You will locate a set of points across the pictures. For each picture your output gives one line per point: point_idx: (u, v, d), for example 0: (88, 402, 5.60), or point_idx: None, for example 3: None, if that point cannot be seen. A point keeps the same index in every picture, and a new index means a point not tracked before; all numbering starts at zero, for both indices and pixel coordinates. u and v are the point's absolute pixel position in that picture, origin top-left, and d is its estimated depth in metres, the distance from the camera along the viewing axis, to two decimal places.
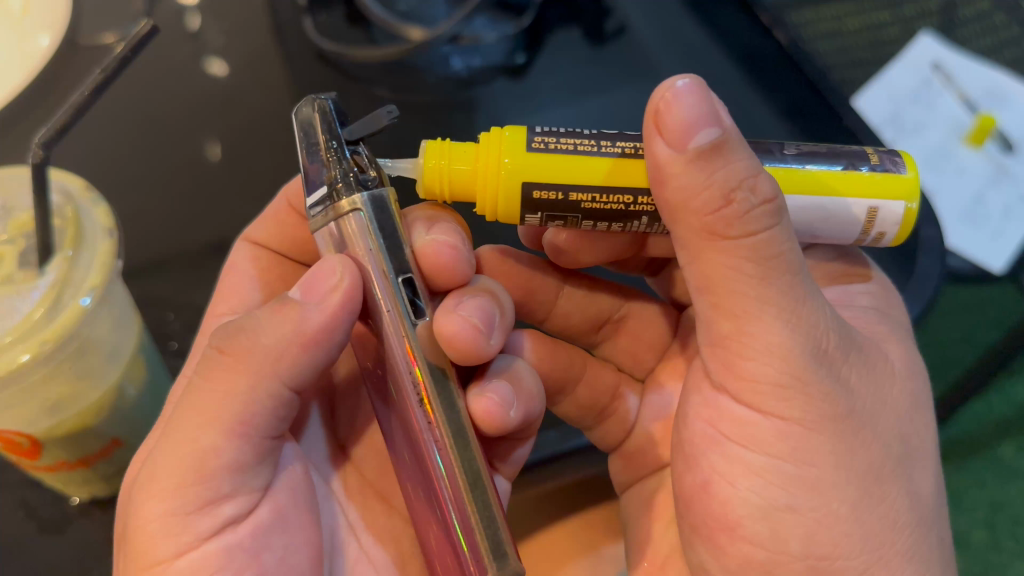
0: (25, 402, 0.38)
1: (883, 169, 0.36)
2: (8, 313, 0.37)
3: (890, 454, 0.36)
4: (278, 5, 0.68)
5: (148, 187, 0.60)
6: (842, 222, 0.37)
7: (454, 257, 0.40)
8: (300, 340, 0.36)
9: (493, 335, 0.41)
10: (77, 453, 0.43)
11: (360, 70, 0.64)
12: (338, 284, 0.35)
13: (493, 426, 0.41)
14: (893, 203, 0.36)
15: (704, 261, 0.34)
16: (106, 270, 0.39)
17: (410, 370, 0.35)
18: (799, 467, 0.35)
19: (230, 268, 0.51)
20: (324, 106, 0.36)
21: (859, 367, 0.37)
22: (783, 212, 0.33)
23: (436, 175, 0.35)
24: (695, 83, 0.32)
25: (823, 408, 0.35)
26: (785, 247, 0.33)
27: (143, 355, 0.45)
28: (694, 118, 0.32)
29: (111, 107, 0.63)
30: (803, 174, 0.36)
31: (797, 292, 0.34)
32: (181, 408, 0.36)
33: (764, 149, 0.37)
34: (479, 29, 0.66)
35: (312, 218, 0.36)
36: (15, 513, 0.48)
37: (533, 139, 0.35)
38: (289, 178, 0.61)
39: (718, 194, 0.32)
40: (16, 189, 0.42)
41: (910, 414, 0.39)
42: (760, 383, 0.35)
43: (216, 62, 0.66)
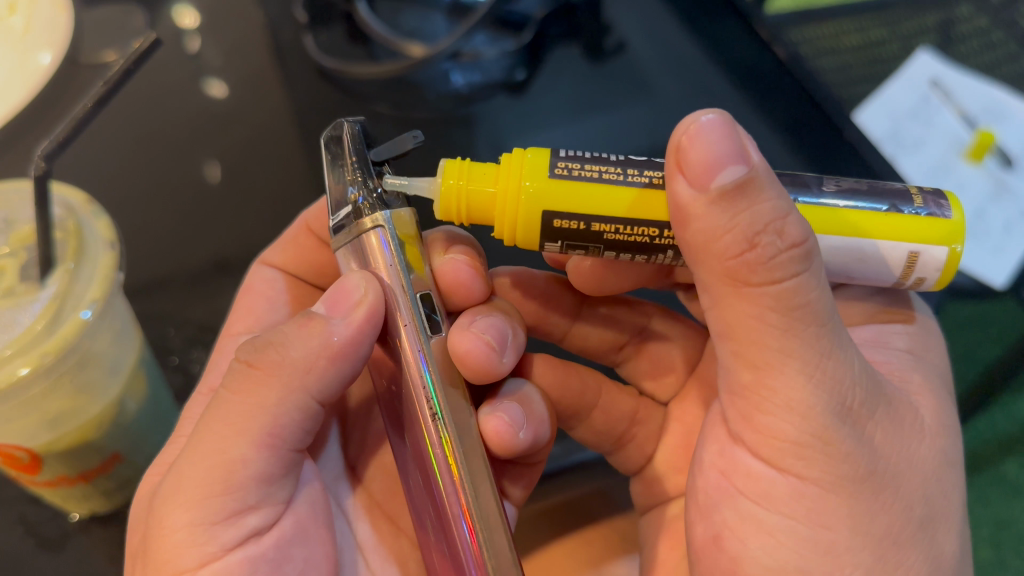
0: (25, 415, 0.38)
1: (929, 213, 0.34)
2: (8, 325, 0.36)
3: (911, 518, 0.35)
4: (279, 25, 0.69)
5: (148, 204, 0.60)
6: (880, 263, 0.35)
7: (473, 275, 0.41)
8: (327, 353, 0.36)
9: (507, 353, 0.41)
10: (76, 468, 0.42)
11: (361, 86, 0.65)
12: (363, 299, 0.35)
13: (502, 447, 0.40)
14: (937, 249, 0.35)
15: (727, 308, 0.33)
16: (106, 283, 0.39)
17: (424, 392, 0.34)
18: (814, 530, 0.34)
19: (247, 288, 0.50)
20: (353, 131, 0.37)
21: (887, 425, 0.35)
22: (812, 257, 0.31)
23: (454, 195, 0.34)
24: (718, 120, 0.31)
25: (846, 470, 0.33)
26: (814, 295, 0.32)
27: (144, 369, 0.45)
28: (719, 155, 0.31)
29: (113, 123, 0.63)
30: (839, 212, 0.34)
31: (824, 343, 0.32)
32: (208, 417, 0.35)
33: (803, 185, 0.35)
34: (480, 45, 0.66)
35: (336, 237, 0.36)
36: (14, 529, 0.47)
37: (555, 164, 0.34)
38: (288, 195, 0.61)
39: (742, 237, 0.31)
40: (17, 202, 0.43)
41: (937, 475, 0.36)
42: (779, 440, 0.34)
43: (215, 83, 0.66)
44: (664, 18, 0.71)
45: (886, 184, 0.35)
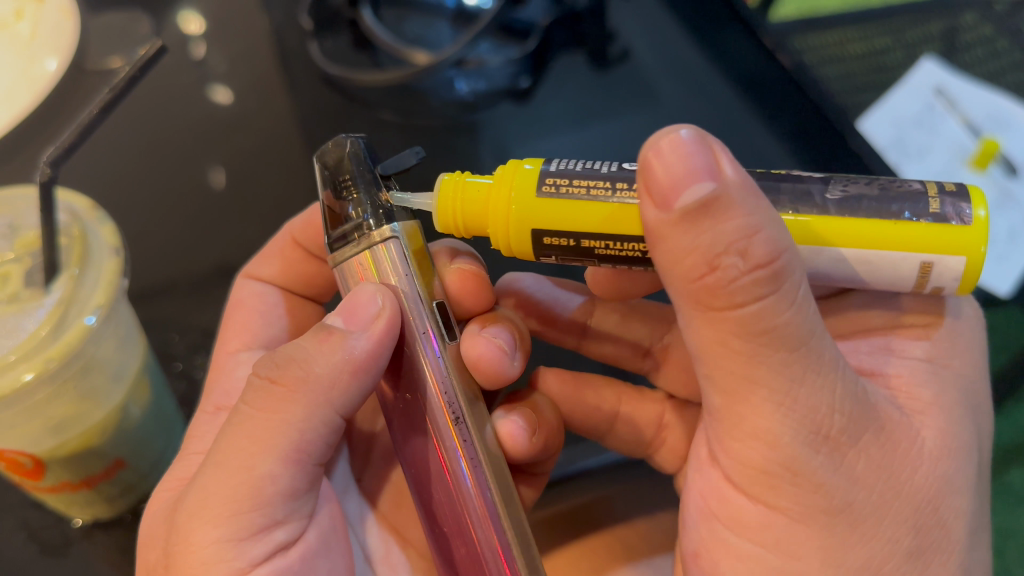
0: (29, 421, 0.38)
1: (942, 218, 0.30)
2: (13, 331, 0.36)
3: (894, 553, 0.32)
4: (283, 32, 0.69)
5: (153, 210, 0.60)
6: (891, 274, 0.32)
7: (480, 284, 0.42)
8: (349, 368, 0.35)
9: (519, 356, 0.42)
10: (79, 474, 0.42)
11: (367, 94, 0.65)
12: (381, 311, 0.35)
13: (517, 450, 0.42)
14: (951, 259, 0.30)
15: (697, 329, 0.32)
16: (112, 288, 0.39)
17: (443, 394, 0.35)
18: (783, 559, 0.33)
19: (249, 304, 0.50)
20: (354, 145, 0.37)
21: (875, 451, 0.32)
22: (782, 278, 0.29)
23: (449, 213, 0.34)
24: (683, 137, 0.30)
25: (814, 502, 0.32)
26: (784, 319, 0.30)
27: (147, 376, 0.45)
28: (683, 171, 0.29)
29: (120, 131, 0.64)
30: (841, 222, 0.31)
31: (795, 369, 0.30)
32: (228, 433, 0.35)
33: (804, 190, 0.32)
34: (484, 53, 0.66)
35: (337, 252, 0.36)
36: (17, 536, 0.48)
37: (545, 181, 0.33)
38: (292, 202, 0.61)
39: (702, 259, 0.29)
40: (21, 208, 0.43)
41: (933, 503, 0.33)
42: (750, 467, 0.32)
43: (219, 89, 0.66)
44: (668, 26, 0.71)
45: (905, 185, 0.31)
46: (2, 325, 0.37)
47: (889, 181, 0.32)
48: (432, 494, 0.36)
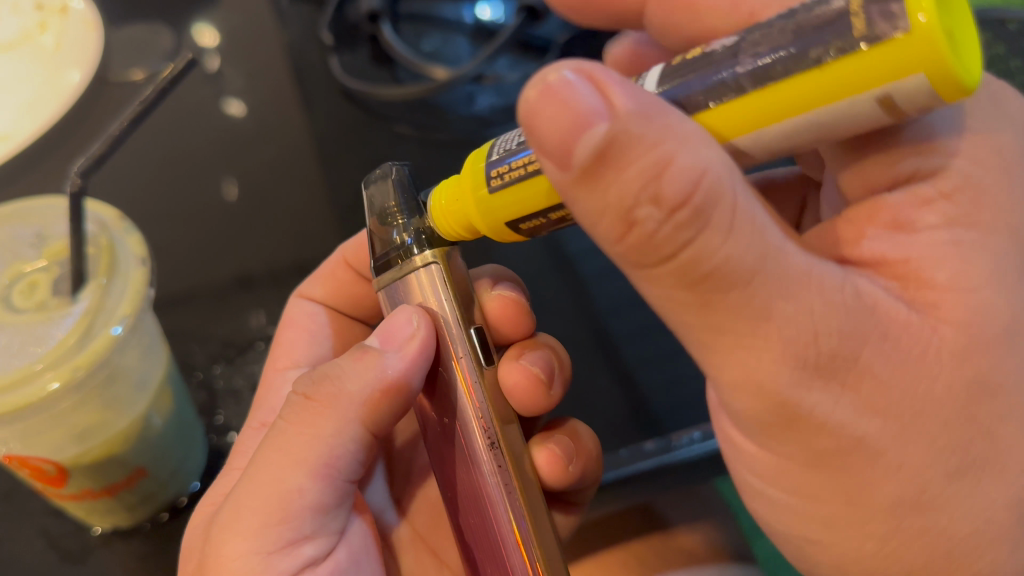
0: (53, 429, 0.38)
1: (869, 40, 0.22)
2: (43, 339, 0.37)
3: (930, 479, 0.29)
4: (302, 48, 0.70)
5: (172, 221, 0.61)
6: (856, 118, 0.24)
7: (518, 309, 0.44)
8: (381, 386, 0.36)
9: (556, 384, 0.44)
10: (101, 483, 0.42)
11: (385, 108, 0.65)
12: (415, 332, 0.35)
13: (554, 478, 0.44)
14: (907, 80, 0.22)
15: (647, 288, 0.29)
16: (137, 298, 0.39)
17: (481, 417, 0.35)
18: (812, 503, 0.31)
19: (288, 324, 0.51)
20: (400, 172, 0.38)
21: (881, 369, 0.28)
22: (707, 211, 0.25)
23: (441, 216, 0.35)
24: (550, 85, 0.25)
25: (822, 445, 0.29)
26: (722, 255, 0.26)
27: (170, 386, 0.45)
28: (571, 122, 0.24)
29: (143, 144, 0.65)
30: (765, 94, 0.25)
31: (758, 302, 0.27)
32: (265, 449, 0.36)
33: (715, 75, 0.26)
34: (502, 69, 0.66)
35: (381, 278, 0.37)
36: (36, 542, 0.48)
37: (491, 175, 0.32)
38: (309, 215, 0.62)
39: (616, 216, 0.26)
40: (50, 217, 0.44)
41: (967, 411, 0.29)
42: (750, 421, 0.30)
43: (233, 103, 0.67)
44: None
45: (826, 8, 0.23)
46: (30, 334, 0.37)
47: (810, 8, 0.24)
48: (467, 513, 0.36)
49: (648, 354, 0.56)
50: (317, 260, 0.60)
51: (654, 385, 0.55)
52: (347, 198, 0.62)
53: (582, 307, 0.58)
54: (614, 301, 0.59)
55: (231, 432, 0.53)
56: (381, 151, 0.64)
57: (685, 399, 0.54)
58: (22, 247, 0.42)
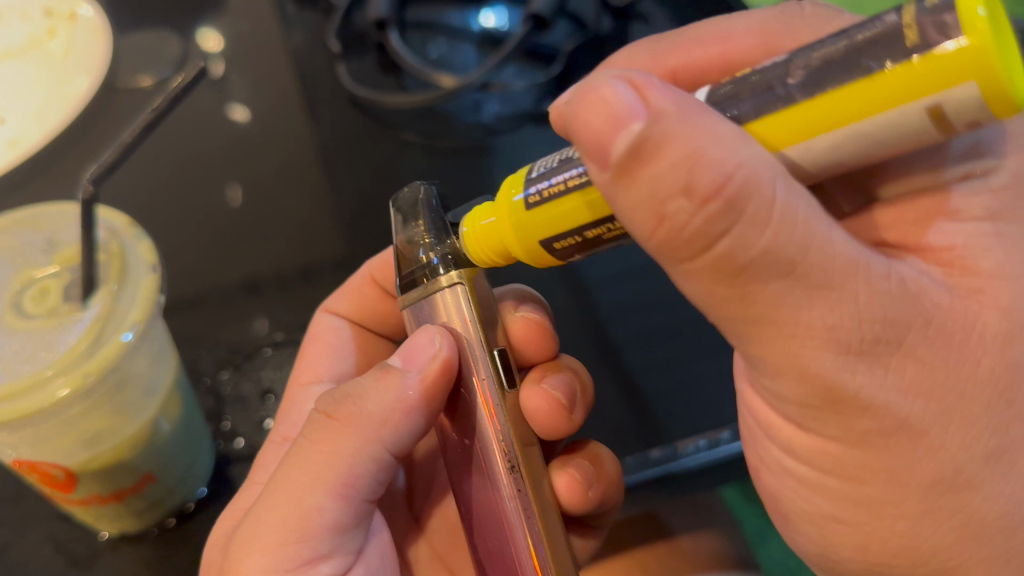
0: (63, 434, 0.38)
1: (921, 52, 0.22)
2: (54, 345, 0.37)
3: (967, 461, 0.29)
4: (309, 57, 0.70)
5: (180, 227, 0.61)
6: (906, 136, 0.24)
7: (541, 331, 0.45)
8: (401, 407, 0.37)
9: (577, 409, 0.45)
10: (110, 488, 0.43)
11: (392, 114, 0.66)
12: (438, 352, 0.36)
13: (572, 503, 0.44)
14: (958, 90, 0.22)
15: (683, 284, 0.28)
16: (147, 305, 0.39)
17: (501, 439, 0.36)
18: (849, 484, 0.32)
19: (313, 338, 0.53)
20: (428, 193, 0.40)
21: (925, 352, 0.28)
22: (741, 203, 0.24)
23: (473, 242, 0.36)
24: (592, 89, 0.26)
25: (865, 426, 0.29)
26: (761, 246, 0.25)
27: (179, 393, 0.45)
28: (609, 118, 0.25)
29: (151, 151, 0.65)
30: (814, 106, 0.24)
31: (798, 290, 0.27)
32: (286, 467, 0.37)
33: (766, 87, 0.26)
34: (508, 77, 0.67)
35: (404, 296, 0.39)
36: (43, 547, 0.48)
37: (528, 195, 0.32)
38: (317, 222, 0.61)
39: (649, 211, 0.26)
40: (61, 224, 0.44)
41: (1005, 394, 0.29)
42: (791, 404, 0.31)
43: (238, 109, 0.68)
44: None
45: (878, 23, 0.23)
46: (41, 340, 0.37)
47: (861, 24, 0.24)
48: (484, 534, 0.37)
49: (654, 359, 0.56)
50: (323, 263, 0.60)
51: (657, 391, 0.54)
52: (351, 204, 0.62)
53: (588, 315, 0.59)
54: (619, 305, 0.59)
55: (238, 437, 0.53)
56: (386, 157, 0.64)
57: (691, 401, 0.54)
58: (33, 252, 0.42)
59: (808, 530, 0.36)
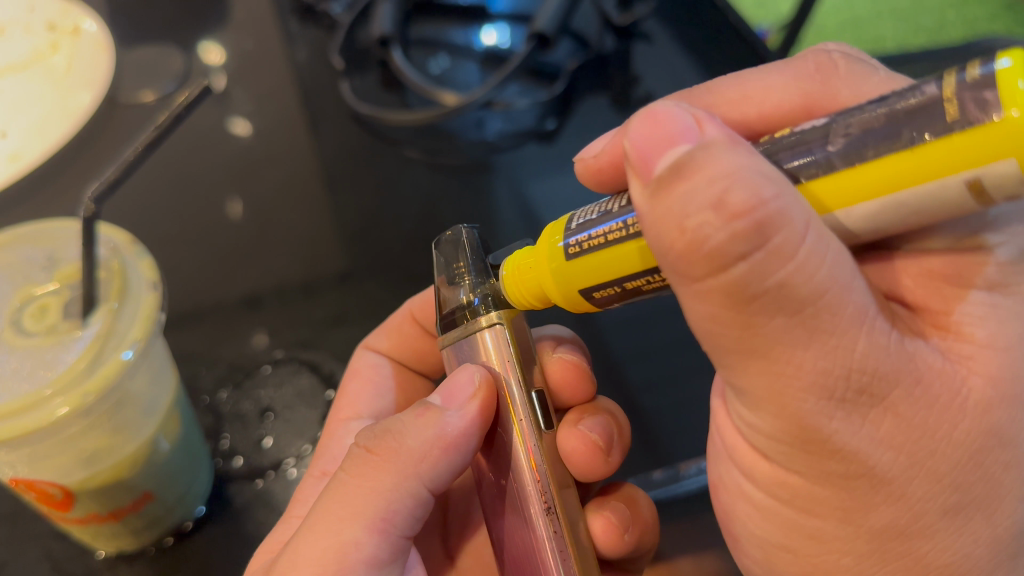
0: (61, 453, 0.38)
1: (960, 126, 0.22)
2: (53, 363, 0.37)
3: (927, 510, 0.29)
4: (312, 73, 0.71)
5: (181, 243, 0.61)
6: (947, 207, 0.23)
7: (578, 373, 0.46)
8: (440, 443, 0.37)
9: (615, 451, 0.45)
10: (108, 506, 0.42)
11: (395, 132, 0.66)
12: (477, 392, 0.37)
13: (609, 546, 0.44)
14: (997, 165, 0.22)
15: (688, 302, 0.27)
16: (148, 323, 0.39)
17: (539, 483, 0.36)
18: (804, 517, 0.32)
19: (355, 374, 0.53)
20: (471, 236, 0.41)
21: (906, 409, 0.28)
22: (769, 230, 0.24)
23: (513, 286, 0.36)
24: (648, 114, 0.28)
25: (832, 467, 0.29)
26: (777, 279, 0.25)
27: (178, 411, 0.45)
28: (663, 137, 0.27)
29: (154, 166, 0.65)
30: (858, 174, 0.25)
31: (799, 331, 0.26)
32: (324, 501, 0.36)
33: (808, 148, 0.26)
34: (512, 95, 0.67)
35: (445, 337, 0.40)
36: (40, 566, 0.48)
37: (570, 244, 0.32)
38: (319, 240, 0.61)
39: (673, 224, 0.25)
40: (62, 240, 0.44)
41: (976, 456, 0.29)
42: (759, 434, 0.31)
43: (239, 123, 0.68)
44: (682, 68, 0.70)
45: (919, 93, 0.23)
46: (41, 358, 0.37)
47: (902, 92, 0.24)
48: (517, 572, 0.38)
49: (652, 380, 0.56)
50: (323, 278, 0.60)
51: (658, 409, 0.55)
52: (353, 221, 0.62)
53: (588, 334, 0.58)
54: (617, 324, 0.59)
55: (237, 456, 0.52)
56: (386, 176, 0.64)
57: (687, 423, 0.54)
58: (34, 270, 0.42)
59: (755, 552, 0.36)
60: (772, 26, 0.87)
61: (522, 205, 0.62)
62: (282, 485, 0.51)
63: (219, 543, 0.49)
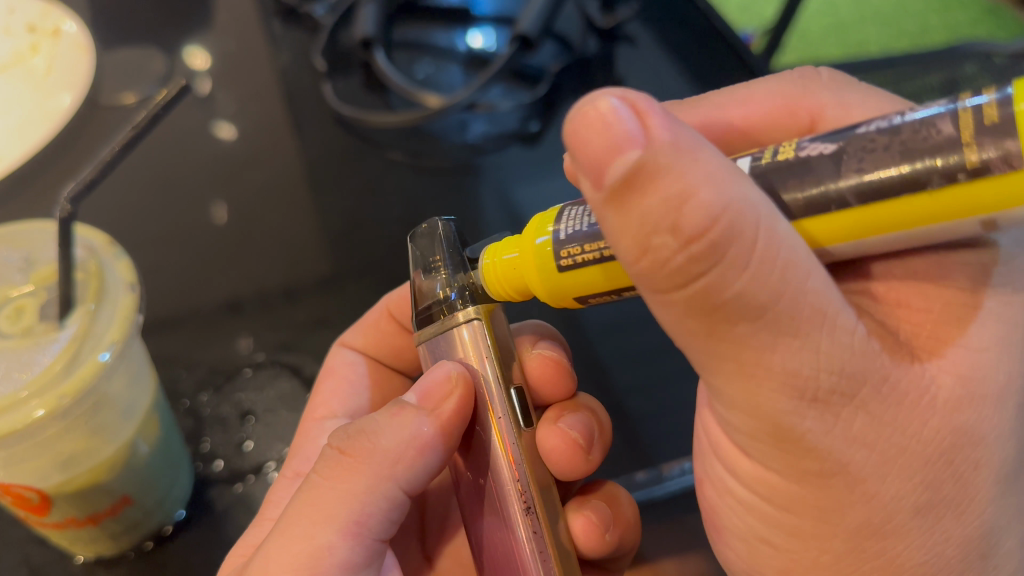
0: (38, 456, 0.37)
1: (982, 176, 0.22)
2: (29, 365, 0.36)
3: (898, 509, 0.29)
4: (296, 75, 0.70)
5: (161, 247, 0.60)
6: (960, 234, 0.24)
7: (558, 370, 0.46)
8: (416, 444, 0.37)
9: (595, 449, 0.44)
10: (86, 511, 0.42)
11: (378, 134, 0.66)
12: (453, 390, 0.36)
13: (590, 546, 0.43)
14: (1018, 211, 0.22)
15: (656, 311, 0.28)
16: (126, 324, 0.39)
17: (518, 481, 0.36)
18: (781, 513, 0.32)
19: (329, 372, 0.53)
20: (448, 229, 0.41)
21: (876, 407, 0.28)
22: (723, 246, 0.24)
23: (494, 276, 0.36)
24: (586, 112, 0.25)
25: (807, 466, 0.29)
26: (736, 289, 0.25)
27: (158, 414, 0.45)
28: (608, 144, 0.25)
29: (134, 168, 0.64)
30: (867, 214, 0.25)
31: (764, 332, 0.26)
32: (298, 502, 0.36)
33: (818, 186, 0.26)
34: (495, 97, 0.67)
35: (422, 333, 0.39)
36: (17, 571, 0.47)
37: (552, 236, 0.32)
38: (301, 243, 0.61)
39: (632, 241, 0.25)
40: (38, 242, 0.43)
41: (948, 454, 0.29)
42: (737, 431, 0.31)
43: (224, 127, 0.67)
44: (667, 70, 0.70)
45: (933, 131, 0.23)
46: (17, 359, 0.37)
47: (914, 125, 0.24)
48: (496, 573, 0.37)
49: (637, 380, 0.56)
50: (305, 281, 0.59)
51: (641, 411, 0.54)
52: (336, 223, 0.62)
53: (576, 335, 0.58)
54: (603, 326, 0.58)
55: (218, 459, 0.52)
56: (369, 178, 0.64)
57: (674, 425, 0.54)
58: (12, 271, 0.42)
59: (738, 546, 0.36)
60: (755, 30, 0.88)
61: (507, 207, 0.62)
62: (263, 487, 0.51)
63: (199, 547, 0.49)
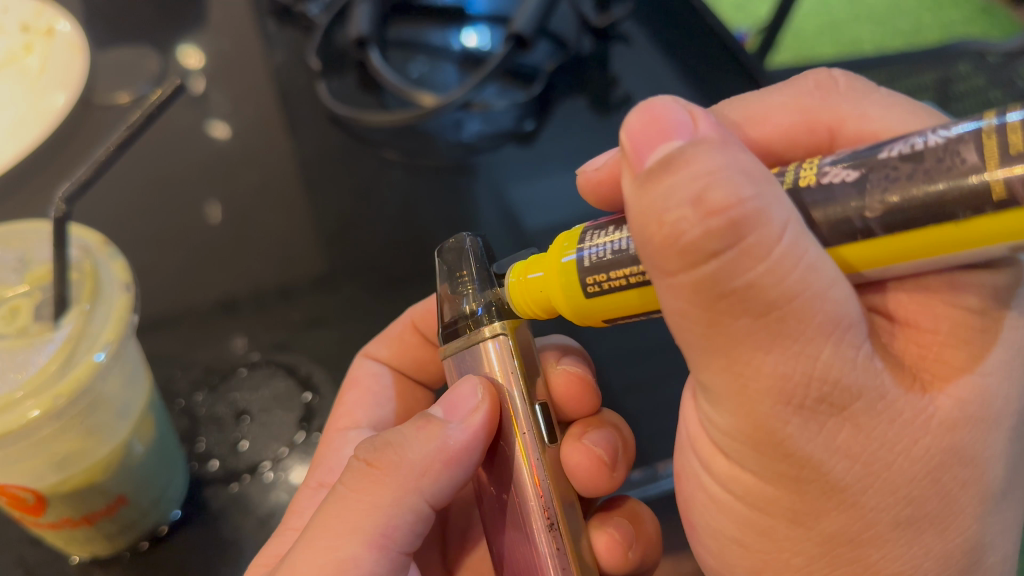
0: (35, 455, 0.37)
1: (1009, 207, 0.22)
2: (23, 366, 0.36)
3: (878, 521, 0.29)
4: (291, 74, 0.70)
5: (156, 247, 0.60)
6: (988, 257, 0.24)
7: (583, 386, 0.46)
8: (443, 457, 0.37)
9: (619, 466, 0.44)
10: (81, 511, 0.42)
11: (372, 134, 0.66)
12: (479, 405, 0.36)
13: (614, 564, 0.43)
14: None
15: (664, 296, 0.28)
16: (121, 323, 0.39)
17: (541, 498, 0.36)
18: (752, 511, 0.32)
19: (353, 383, 0.53)
20: (475, 244, 0.41)
21: (865, 421, 0.28)
22: (743, 229, 0.24)
23: (519, 295, 0.36)
24: (641, 107, 0.28)
25: (784, 470, 0.29)
26: (746, 279, 0.25)
27: (153, 414, 0.45)
28: (658, 130, 0.27)
29: (130, 168, 0.64)
30: (895, 240, 0.25)
31: (763, 334, 0.26)
32: (323, 515, 0.36)
33: (838, 211, 0.26)
34: (489, 96, 0.66)
35: (445, 346, 0.39)
36: (12, 571, 0.47)
37: (583, 256, 0.32)
38: (296, 244, 0.61)
39: (654, 216, 0.26)
40: (33, 242, 0.43)
41: (934, 473, 0.29)
42: (717, 427, 0.31)
43: (218, 125, 0.67)
44: (663, 70, 0.70)
45: (958, 159, 0.23)
46: (12, 359, 0.37)
47: (938, 152, 0.24)
48: None
49: (634, 382, 0.56)
50: (301, 280, 0.59)
51: (638, 413, 0.54)
52: (331, 223, 0.62)
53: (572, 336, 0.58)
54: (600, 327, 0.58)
55: (213, 459, 0.52)
56: (363, 177, 0.64)
57: (670, 426, 0.54)
58: (7, 271, 0.42)
59: (710, 544, 0.36)
60: (750, 29, 0.88)
61: (503, 207, 0.62)
62: (259, 488, 0.51)
63: (195, 548, 0.48)
